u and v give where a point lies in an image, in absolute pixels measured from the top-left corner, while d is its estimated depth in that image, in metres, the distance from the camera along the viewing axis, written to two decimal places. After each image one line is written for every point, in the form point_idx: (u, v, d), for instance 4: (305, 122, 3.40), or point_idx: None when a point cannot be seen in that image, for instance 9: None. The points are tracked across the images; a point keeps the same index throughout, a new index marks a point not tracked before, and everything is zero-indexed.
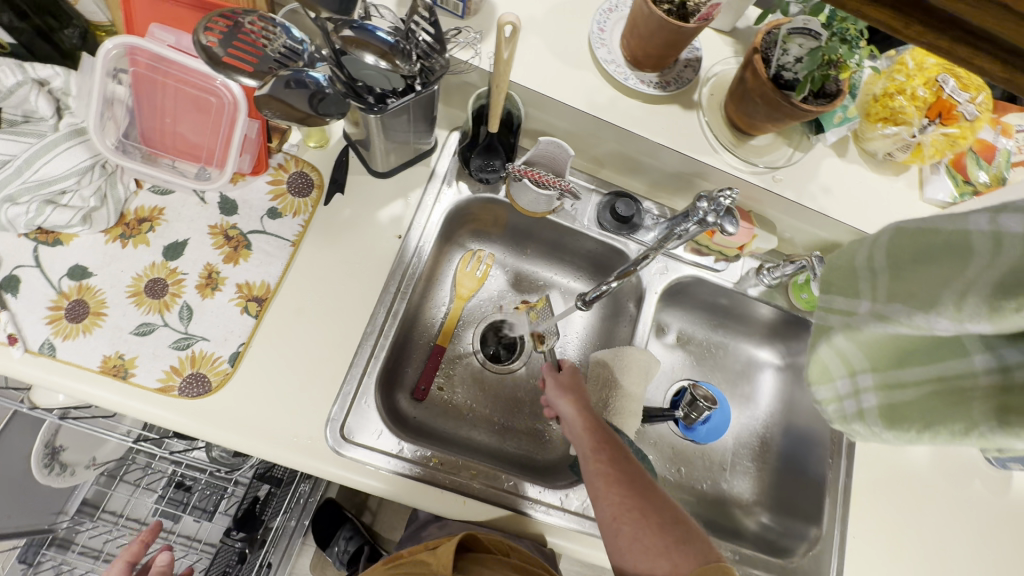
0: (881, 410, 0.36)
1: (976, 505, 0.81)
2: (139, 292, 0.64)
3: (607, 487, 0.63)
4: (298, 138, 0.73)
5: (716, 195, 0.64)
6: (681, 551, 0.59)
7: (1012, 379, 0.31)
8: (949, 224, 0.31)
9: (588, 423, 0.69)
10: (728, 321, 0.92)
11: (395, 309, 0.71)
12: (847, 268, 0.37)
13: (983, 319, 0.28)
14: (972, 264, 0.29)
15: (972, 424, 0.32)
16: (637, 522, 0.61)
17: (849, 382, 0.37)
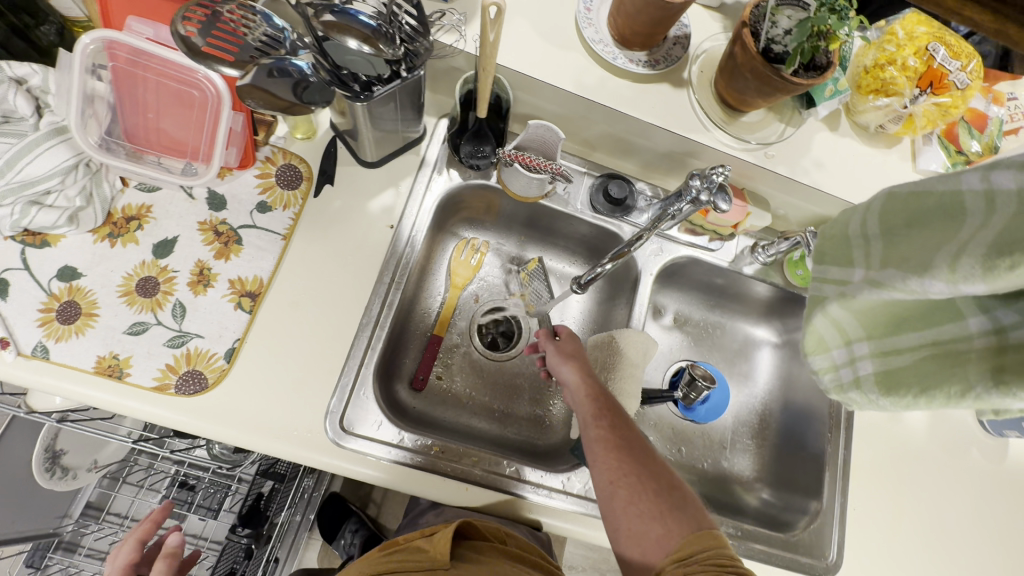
0: (878, 377, 0.36)
1: (973, 471, 0.82)
2: (130, 291, 0.63)
3: (605, 452, 0.63)
4: (284, 130, 0.72)
5: (709, 172, 0.63)
6: (675, 517, 0.59)
7: (1008, 340, 0.31)
8: (943, 184, 0.32)
9: (589, 388, 0.69)
10: (725, 301, 0.92)
11: (390, 299, 0.71)
12: (840, 236, 0.38)
13: (978, 279, 0.29)
14: (965, 226, 0.30)
15: (968, 386, 0.31)
16: (633, 486, 0.61)
17: (845, 351, 0.38)
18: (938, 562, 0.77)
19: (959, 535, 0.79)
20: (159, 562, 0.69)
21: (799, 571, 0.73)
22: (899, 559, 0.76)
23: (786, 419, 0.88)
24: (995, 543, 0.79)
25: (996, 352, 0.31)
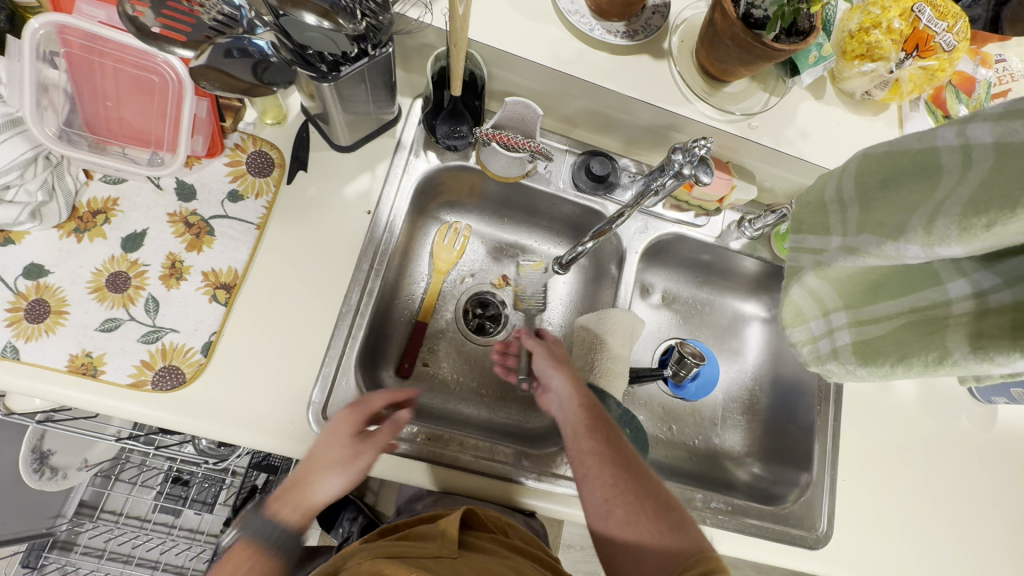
0: (855, 346, 0.40)
1: (962, 438, 0.82)
2: (100, 287, 0.61)
3: (600, 468, 0.62)
4: (253, 116, 0.69)
5: (691, 145, 0.61)
6: (674, 537, 0.59)
7: (987, 303, 0.33)
8: (918, 143, 0.36)
9: (581, 400, 0.68)
10: (712, 277, 0.91)
11: (370, 287, 0.69)
12: (816, 202, 0.43)
13: (954, 241, 0.32)
14: (943, 182, 0.33)
15: (946, 351, 0.34)
16: (629, 504, 0.60)
17: (823, 322, 0.43)
18: (928, 528, 0.77)
19: (949, 502, 0.79)
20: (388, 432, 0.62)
21: (789, 543, 0.72)
22: (889, 527, 0.76)
23: (776, 393, 0.87)
24: (983, 508, 0.80)
25: (972, 320, 0.34)
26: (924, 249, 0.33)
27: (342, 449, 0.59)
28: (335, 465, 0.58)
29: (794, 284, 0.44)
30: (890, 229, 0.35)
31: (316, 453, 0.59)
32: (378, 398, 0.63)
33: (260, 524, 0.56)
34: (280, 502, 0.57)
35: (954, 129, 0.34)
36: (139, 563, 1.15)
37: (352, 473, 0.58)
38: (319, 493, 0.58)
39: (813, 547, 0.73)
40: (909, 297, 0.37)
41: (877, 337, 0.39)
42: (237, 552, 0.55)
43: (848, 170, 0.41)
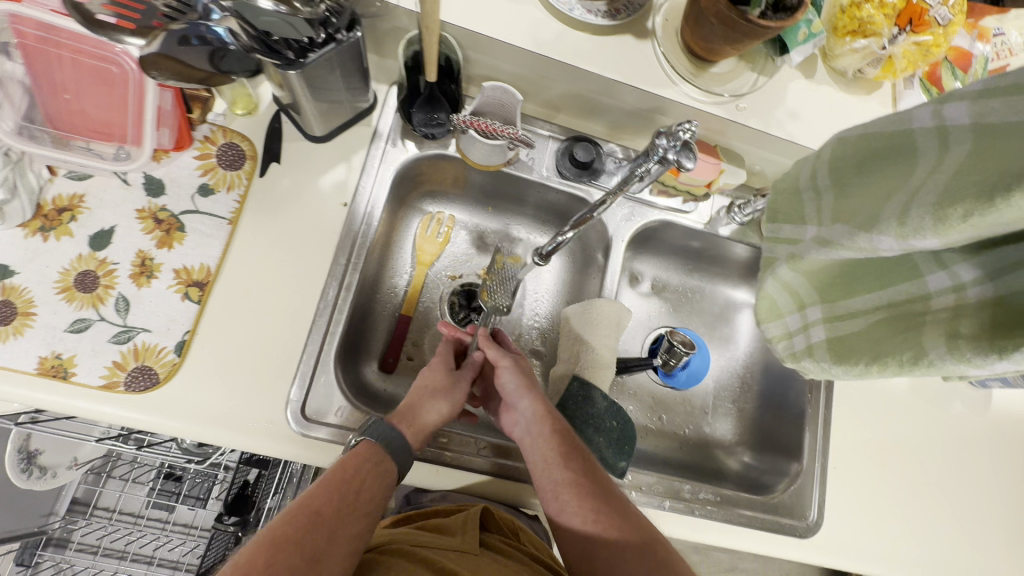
0: (832, 342, 0.44)
1: (955, 424, 0.81)
2: (68, 287, 0.60)
3: (579, 504, 0.60)
4: (223, 106, 0.67)
5: (675, 129, 0.59)
6: (655, 566, 0.58)
7: (962, 296, 0.35)
8: (896, 125, 0.37)
9: (552, 427, 0.64)
10: (702, 264, 0.89)
11: (348, 281, 0.67)
12: (793, 188, 0.46)
13: (928, 233, 0.33)
14: (917, 170, 0.34)
15: (922, 352, 0.37)
16: (612, 538, 0.59)
17: (800, 318, 0.47)
18: (920, 515, 0.76)
19: (941, 488, 0.78)
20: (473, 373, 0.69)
21: (778, 532, 0.72)
22: (880, 515, 0.75)
23: (767, 381, 0.86)
24: (975, 493, 0.79)
25: (948, 321, 0.36)
26: (897, 241, 0.35)
27: (439, 377, 0.65)
28: (435, 388, 0.64)
29: (769, 277, 0.49)
30: (862, 220, 0.38)
31: (419, 383, 0.64)
32: (450, 344, 0.71)
33: (380, 426, 0.57)
34: (398, 417, 0.59)
35: (930, 109, 0.35)
36: (134, 559, 1.15)
37: (453, 396, 0.64)
38: (432, 413, 0.61)
39: (803, 536, 0.72)
40: (886, 292, 0.40)
41: (854, 333, 0.43)
42: (361, 449, 0.55)
43: (822, 158, 0.44)
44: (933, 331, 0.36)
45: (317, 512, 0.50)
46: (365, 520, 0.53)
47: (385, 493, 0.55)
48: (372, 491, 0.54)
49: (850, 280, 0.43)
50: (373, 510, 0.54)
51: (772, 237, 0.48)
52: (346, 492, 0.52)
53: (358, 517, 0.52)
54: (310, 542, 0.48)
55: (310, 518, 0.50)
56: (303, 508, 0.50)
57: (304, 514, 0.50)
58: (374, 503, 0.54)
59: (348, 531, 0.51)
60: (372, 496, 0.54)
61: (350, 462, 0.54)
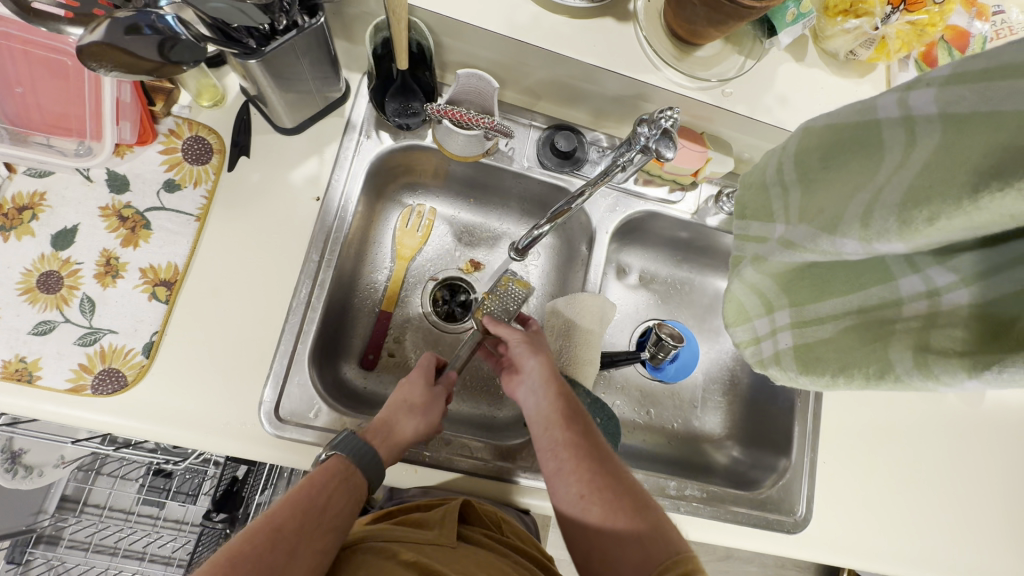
0: (799, 350, 0.41)
1: (947, 415, 0.80)
2: (31, 288, 0.58)
3: (577, 464, 0.60)
4: (188, 99, 0.65)
5: (656, 116, 0.57)
6: (652, 536, 0.56)
7: (938, 303, 0.34)
8: (861, 117, 0.35)
9: (557, 390, 0.65)
10: (692, 255, 0.87)
11: (321, 278, 0.65)
12: (760, 184, 0.44)
13: (896, 237, 0.31)
14: (883, 169, 0.33)
15: (889, 366, 0.35)
16: (606, 501, 0.58)
17: (767, 322, 0.44)
18: (912, 509, 0.75)
19: (933, 480, 0.77)
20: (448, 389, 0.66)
21: (767, 528, 0.70)
22: (870, 511, 0.74)
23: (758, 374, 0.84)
24: (968, 486, 0.78)
25: (918, 330, 0.34)
26: (862, 244, 0.34)
27: (418, 392, 0.63)
28: (411, 404, 0.62)
29: (735, 279, 0.46)
30: (826, 222, 0.36)
31: (394, 396, 0.62)
32: (432, 355, 0.69)
33: (352, 441, 0.56)
34: (371, 433, 0.58)
35: (895, 97, 0.33)
36: (126, 555, 1.12)
37: (429, 413, 0.62)
38: (405, 430, 0.60)
39: (791, 532, 0.71)
40: (856, 297, 0.38)
41: (821, 340, 0.40)
42: (332, 463, 0.54)
43: (788, 150, 0.42)
44: (902, 342, 0.34)
45: (277, 530, 0.48)
46: (331, 535, 0.51)
47: (350, 509, 0.53)
48: (338, 505, 0.52)
49: (820, 284, 0.40)
50: (340, 524, 0.52)
51: (741, 235, 0.45)
52: (309, 507, 0.50)
53: (324, 532, 0.50)
54: (270, 560, 0.46)
55: (271, 534, 0.47)
56: (262, 526, 0.48)
57: (264, 532, 0.47)
58: (341, 518, 0.52)
59: (313, 546, 0.48)
60: (338, 511, 0.52)
61: (318, 476, 0.53)
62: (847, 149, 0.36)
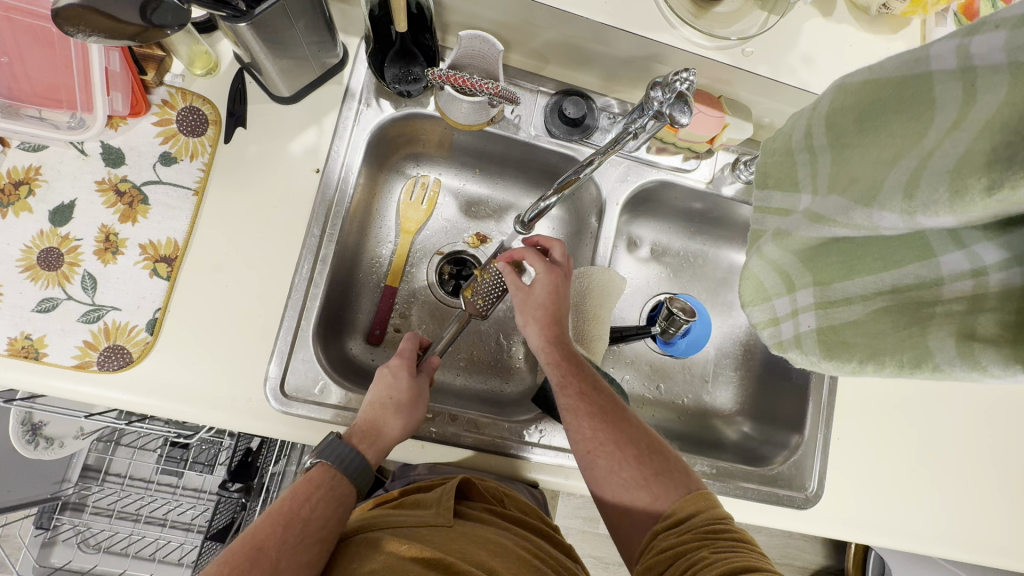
0: (821, 335, 0.39)
1: (968, 391, 0.78)
2: (32, 265, 0.57)
3: (578, 422, 0.60)
4: (181, 67, 0.63)
5: (670, 79, 0.53)
6: (660, 481, 0.58)
7: (984, 281, 0.31)
8: (910, 74, 0.32)
9: (558, 351, 0.64)
10: (707, 227, 0.84)
11: (324, 253, 0.64)
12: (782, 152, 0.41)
13: (947, 211, 0.28)
14: (929, 136, 0.30)
15: (928, 355, 0.32)
16: (612, 454, 0.59)
17: (790, 302, 0.42)
18: (925, 486, 0.74)
19: (949, 458, 0.75)
20: (429, 378, 0.65)
21: (776, 504, 0.69)
22: (881, 486, 0.73)
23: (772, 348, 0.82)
24: (986, 462, 0.76)
25: (962, 315, 0.32)
26: (904, 218, 0.31)
27: (402, 389, 0.61)
28: (396, 402, 0.60)
29: (755, 255, 0.44)
30: (861, 192, 0.33)
31: (376, 394, 0.60)
32: (411, 342, 0.66)
33: (337, 448, 0.57)
34: (358, 436, 0.58)
35: (954, 44, 0.30)
36: (148, 522, 1.09)
37: (415, 410, 0.61)
38: (392, 431, 0.59)
39: (801, 507, 0.70)
40: (890, 275, 0.35)
41: (847, 323, 0.38)
42: (316, 473, 0.56)
43: (819, 111, 0.39)
44: (944, 327, 0.32)
45: (260, 548, 0.49)
46: (320, 546, 0.51)
47: (337, 518, 0.54)
48: (324, 516, 0.53)
49: (849, 261, 0.38)
50: (328, 535, 0.52)
51: (761, 207, 0.44)
52: (293, 521, 0.51)
53: (310, 544, 0.51)
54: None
55: (253, 552, 0.49)
56: (244, 545, 0.49)
57: (247, 551, 0.48)
58: (328, 529, 0.53)
59: (298, 560, 0.49)
60: (325, 522, 0.53)
61: (300, 488, 0.54)
62: (885, 111, 0.34)
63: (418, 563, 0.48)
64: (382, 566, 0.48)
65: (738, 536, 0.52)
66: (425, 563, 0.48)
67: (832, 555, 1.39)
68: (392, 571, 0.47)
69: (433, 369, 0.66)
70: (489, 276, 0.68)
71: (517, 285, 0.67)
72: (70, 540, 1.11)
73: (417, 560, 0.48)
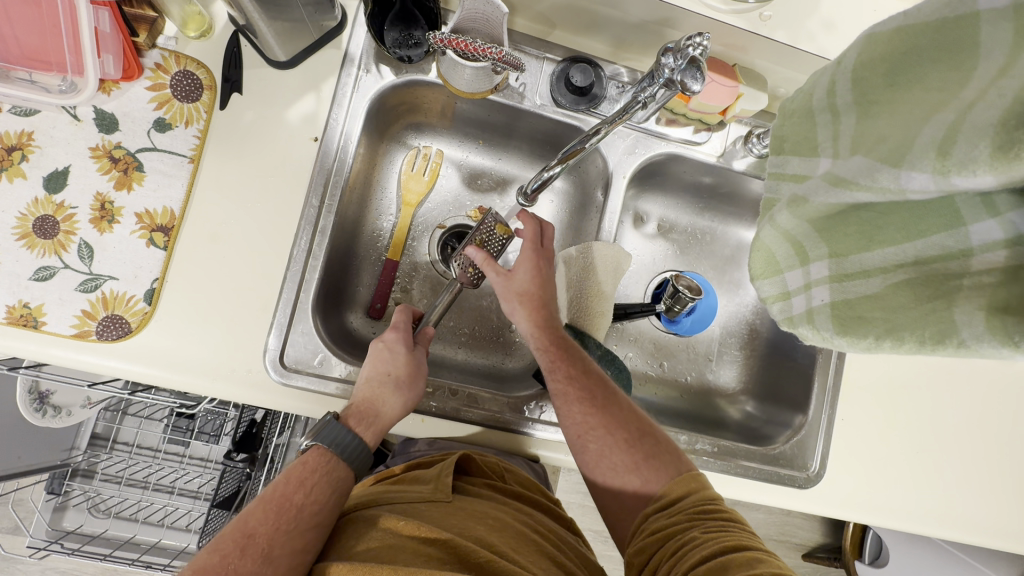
0: (833, 314, 0.38)
1: (978, 374, 0.77)
2: (28, 233, 0.56)
3: (568, 406, 0.60)
4: (174, 29, 0.61)
5: (682, 44, 0.50)
6: (650, 465, 0.58)
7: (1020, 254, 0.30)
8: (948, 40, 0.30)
9: (545, 335, 0.63)
10: (715, 203, 0.82)
11: (323, 225, 0.62)
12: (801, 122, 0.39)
13: (986, 169, 0.27)
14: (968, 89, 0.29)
15: (954, 331, 0.31)
16: (602, 439, 0.59)
17: (803, 276, 0.40)
18: (929, 467, 0.73)
19: (955, 439, 0.75)
20: (423, 350, 0.64)
21: (777, 483, 0.69)
22: (886, 466, 0.72)
23: (778, 327, 0.81)
24: (993, 444, 0.75)
25: (994, 288, 0.31)
26: (935, 178, 0.30)
27: (399, 362, 0.60)
28: (395, 377, 0.59)
29: (767, 225, 0.42)
30: (889, 152, 0.32)
31: (374, 370, 0.59)
32: (405, 314, 0.65)
33: (333, 432, 0.56)
34: (355, 418, 0.58)
35: None
36: (156, 489, 1.10)
37: (414, 386, 0.60)
38: (391, 408, 0.58)
39: (802, 487, 0.70)
40: (914, 245, 0.34)
41: (866, 296, 0.36)
42: (310, 457, 0.55)
43: (845, 65, 0.37)
44: (971, 301, 0.31)
45: (250, 535, 0.49)
46: (314, 531, 0.51)
47: (332, 504, 0.54)
48: (318, 501, 0.53)
49: (867, 231, 0.36)
50: (322, 520, 0.52)
51: (777, 173, 0.42)
52: (284, 508, 0.51)
53: (302, 530, 0.50)
54: (245, 564, 0.47)
55: (243, 540, 0.48)
56: (234, 533, 0.49)
57: (237, 539, 0.48)
58: (322, 514, 0.52)
59: (290, 547, 0.49)
60: (319, 507, 0.52)
61: (294, 474, 0.53)
62: (925, 60, 0.32)
63: (414, 539, 0.48)
64: (379, 542, 0.49)
65: (729, 515, 0.53)
66: (421, 539, 0.48)
67: (829, 533, 1.40)
68: (389, 548, 0.48)
69: (429, 340, 0.66)
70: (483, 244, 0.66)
71: (497, 272, 0.65)
72: (80, 506, 1.12)
73: (415, 537, 0.49)
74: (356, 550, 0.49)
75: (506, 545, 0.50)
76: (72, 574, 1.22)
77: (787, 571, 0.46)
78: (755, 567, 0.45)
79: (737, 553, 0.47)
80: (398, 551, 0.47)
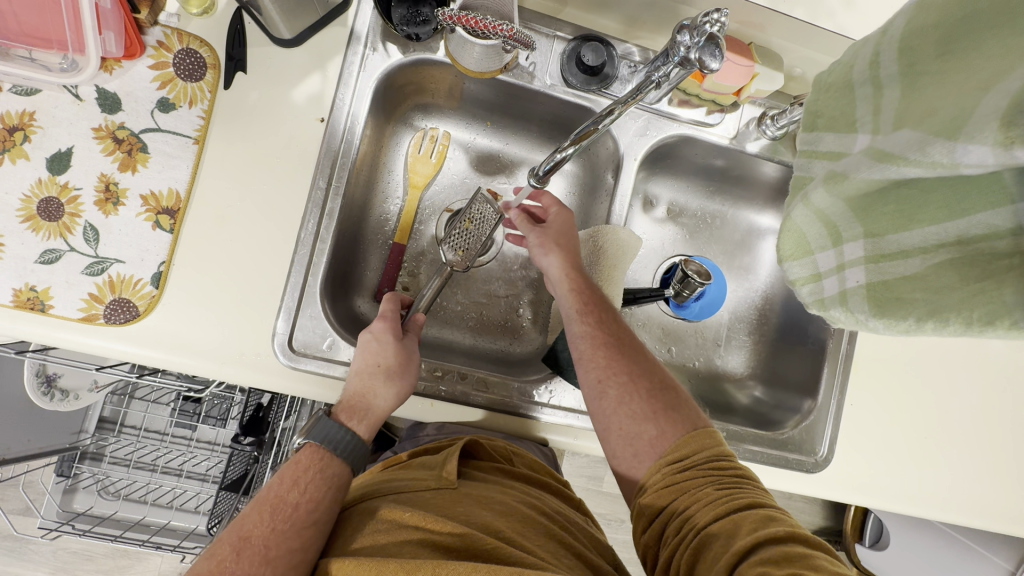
0: (870, 293, 0.38)
1: (989, 358, 0.76)
2: (32, 216, 0.56)
3: (592, 349, 0.60)
4: (176, 6, 0.60)
5: (699, 21, 0.49)
6: (669, 416, 0.57)
7: None
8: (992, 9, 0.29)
9: (577, 281, 0.64)
10: (726, 187, 0.81)
11: (330, 208, 0.61)
12: None
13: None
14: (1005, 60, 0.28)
15: (1003, 311, 0.30)
16: (624, 386, 0.58)
17: (836, 257, 0.41)
18: (938, 451, 0.73)
19: (963, 423, 0.74)
20: (414, 338, 0.63)
21: (786, 467, 0.69)
22: (895, 449, 0.72)
23: (787, 312, 0.80)
24: (1003, 428, 0.75)
25: None
26: (996, 151, 0.28)
27: (388, 353, 0.59)
28: (385, 369, 0.58)
29: (801, 205, 0.42)
30: (941, 125, 0.31)
31: (364, 362, 0.58)
32: (392, 304, 0.65)
33: (324, 428, 0.56)
34: (346, 413, 0.58)
35: None
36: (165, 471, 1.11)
37: (403, 377, 0.59)
38: (380, 405, 0.58)
39: (810, 471, 0.70)
40: (953, 225, 0.33)
41: (904, 278, 0.36)
42: (304, 456, 0.55)
43: (891, 34, 0.37)
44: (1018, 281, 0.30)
45: (246, 537, 0.49)
46: (311, 529, 0.51)
47: (328, 501, 0.53)
48: (313, 499, 0.52)
49: (907, 210, 0.36)
50: (320, 516, 0.52)
51: (809, 151, 0.43)
52: (279, 508, 0.51)
53: (300, 528, 0.50)
54: (243, 566, 0.47)
55: (240, 543, 0.49)
56: (231, 537, 0.49)
57: (232, 543, 0.48)
58: (318, 511, 0.52)
59: (288, 545, 0.49)
60: (315, 505, 0.52)
61: (287, 474, 0.53)
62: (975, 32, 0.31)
63: (422, 530, 0.48)
64: (388, 530, 0.49)
65: (740, 472, 0.53)
66: (427, 530, 0.48)
67: (832, 517, 1.41)
68: (394, 539, 0.48)
69: (420, 327, 0.65)
70: (470, 226, 0.66)
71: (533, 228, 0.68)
72: (91, 488, 1.13)
73: (422, 528, 0.48)
74: (363, 544, 0.49)
75: (510, 530, 0.50)
76: (85, 553, 1.24)
77: (799, 528, 0.47)
78: (768, 526, 0.46)
79: (749, 512, 0.48)
80: (399, 545, 0.47)
